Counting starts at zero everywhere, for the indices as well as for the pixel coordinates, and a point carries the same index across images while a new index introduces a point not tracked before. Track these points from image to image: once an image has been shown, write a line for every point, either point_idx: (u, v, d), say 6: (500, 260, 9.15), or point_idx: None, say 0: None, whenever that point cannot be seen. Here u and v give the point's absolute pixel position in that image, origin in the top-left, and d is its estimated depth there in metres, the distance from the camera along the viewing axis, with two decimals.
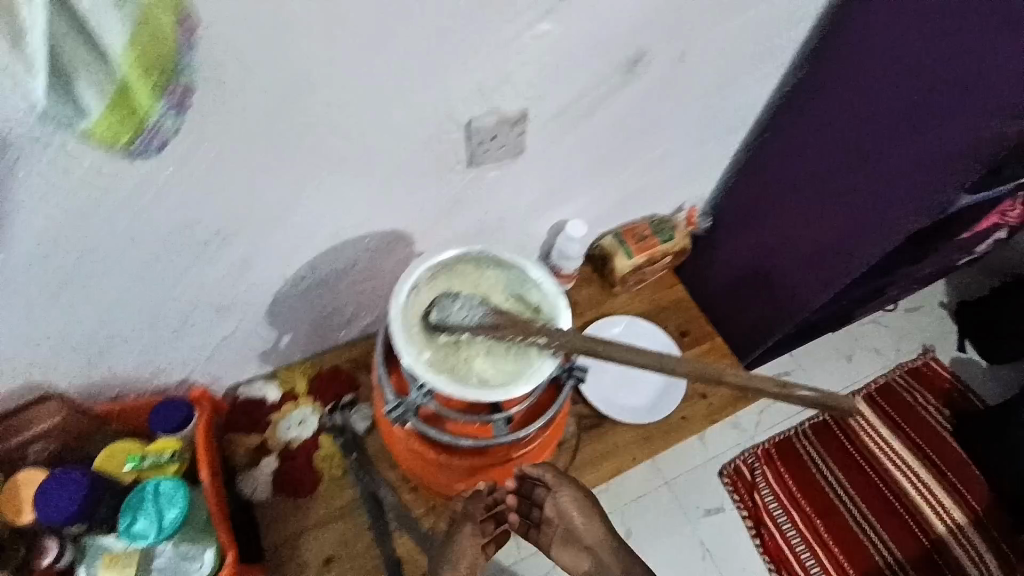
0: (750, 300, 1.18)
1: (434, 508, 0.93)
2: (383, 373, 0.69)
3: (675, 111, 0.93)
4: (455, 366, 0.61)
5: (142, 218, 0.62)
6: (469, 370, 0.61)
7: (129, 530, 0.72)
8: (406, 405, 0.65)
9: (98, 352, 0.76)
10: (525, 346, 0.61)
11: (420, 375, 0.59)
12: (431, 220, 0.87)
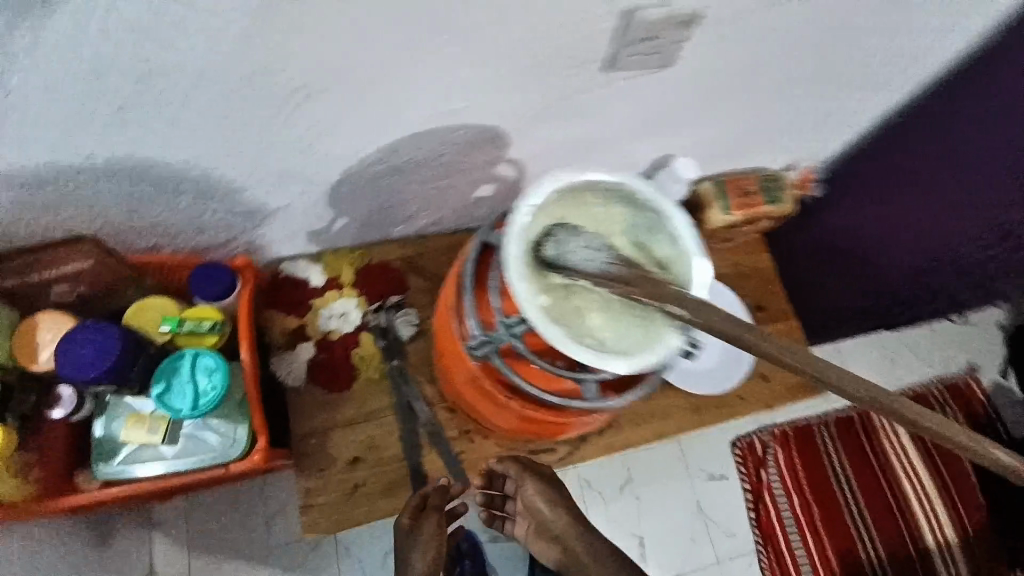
0: (825, 291, 1.09)
1: (467, 432, 0.89)
2: (468, 301, 0.60)
3: (854, 47, 0.75)
4: (567, 317, 0.51)
5: (213, 50, 0.49)
6: (582, 323, 0.51)
7: (163, 398, 0.66)
8: (493, 340, 0.57)
9: (138, 199, 0.66)
10: (651, 311, 0.51)
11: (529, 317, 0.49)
12: (536, 123, 0.72)
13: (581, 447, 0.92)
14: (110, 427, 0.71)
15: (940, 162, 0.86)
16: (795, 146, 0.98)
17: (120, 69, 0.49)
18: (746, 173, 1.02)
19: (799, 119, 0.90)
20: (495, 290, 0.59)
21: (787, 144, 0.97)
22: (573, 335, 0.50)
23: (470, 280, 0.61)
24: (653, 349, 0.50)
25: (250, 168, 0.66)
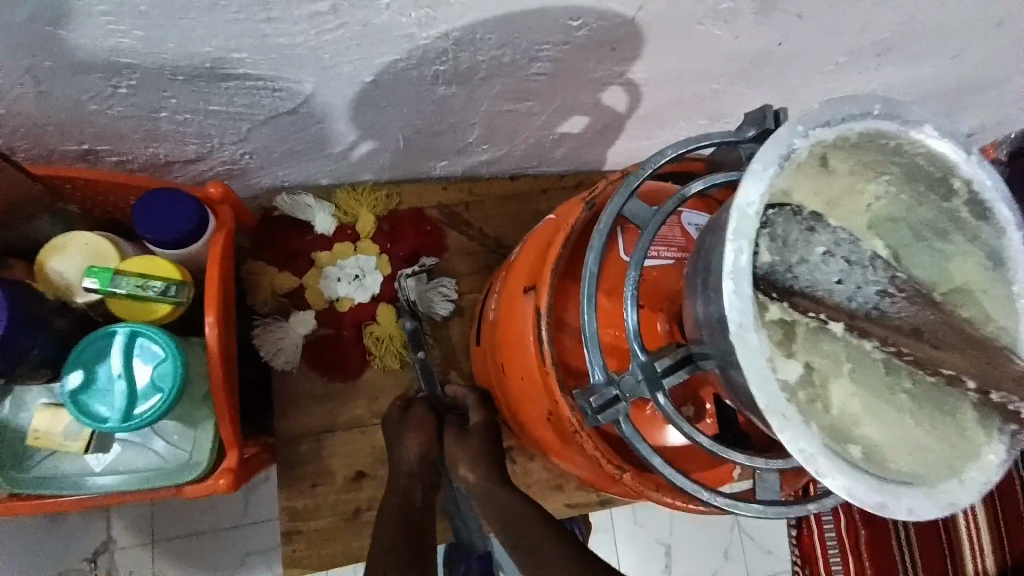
0: None
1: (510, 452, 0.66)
2: (585, 317, 0.35)
3: None
4: (809, 398, 0.26)
5: None
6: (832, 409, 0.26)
7: (77, 399, 0.43)
8: (622, 393, 0.34)
9: (51, 75, 0.40)
10: (954, 398, 0.27)
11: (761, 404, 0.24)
12: (697, 19, 0.45)
13: None
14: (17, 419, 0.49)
15: None
16: (1001, 107, 0.71)
17: None
18: None
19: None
20: (633, 305, 0.34)
21: (989, 107, 0.70)
22: (833, 443, 0.25)
23: (590, 283, 0.36)
24: (970, 475, 0.26)
25: (236, 39, 0.39)
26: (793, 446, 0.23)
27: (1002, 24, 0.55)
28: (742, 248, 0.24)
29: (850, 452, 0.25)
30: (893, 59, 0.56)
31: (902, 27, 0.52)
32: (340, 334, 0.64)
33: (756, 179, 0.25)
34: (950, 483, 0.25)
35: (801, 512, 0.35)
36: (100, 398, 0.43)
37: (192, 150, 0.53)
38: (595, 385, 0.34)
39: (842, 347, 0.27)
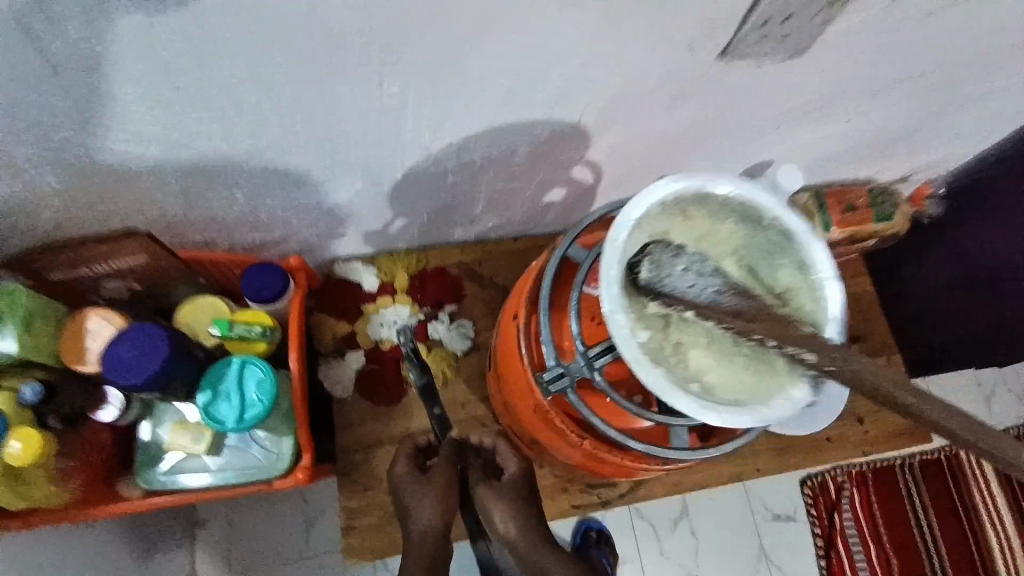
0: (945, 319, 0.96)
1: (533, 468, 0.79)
2: (544, 325, 0.52)
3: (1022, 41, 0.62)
4: (669, 357, 0.42)
5: (280, 24, 0.43)
6: (685, 365, 0.42)
7: (207, 408, 0.62)
8: (570, 374, 0.50)
9: (195, 190, 0.62)
10: (769, 354, 0.41)
11: (626, 355, 0.40)
12: (628, 120, 0.64)
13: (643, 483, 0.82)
14: (155, 433, 0.69)
15: None
16: (917, 157, 0.86)
17: (180, 41, 0.43)
18: (849, 186, 0.90)
19: (940, 123, 0.77)
20: (574, 314, 0.51)
21: (909, 156, 0.85)
22: (679, 381, 0.41)
23: (546, 302, 0.53)
24: (777, 402, 0.40)
25: (312, 159, 0.60)
26: (645, 379, 0.39)
27: (888, 99, 0.70)
28: (612, 265, 0.42)
29: (688, 386, 0.40)
30: (796, 130, 0.73)
31: (794, 111, 0.69)
32: (382, 368, 0.82)
33: (622, 226, 0.43)
34: (761, 404, 0.40)
35: (704, 455, 0.52)
36: (223, 408, 0.62)
37: (278, 235, 0.74)
38: (549, 367, 0.52)
39: (695, 326, 0.43)
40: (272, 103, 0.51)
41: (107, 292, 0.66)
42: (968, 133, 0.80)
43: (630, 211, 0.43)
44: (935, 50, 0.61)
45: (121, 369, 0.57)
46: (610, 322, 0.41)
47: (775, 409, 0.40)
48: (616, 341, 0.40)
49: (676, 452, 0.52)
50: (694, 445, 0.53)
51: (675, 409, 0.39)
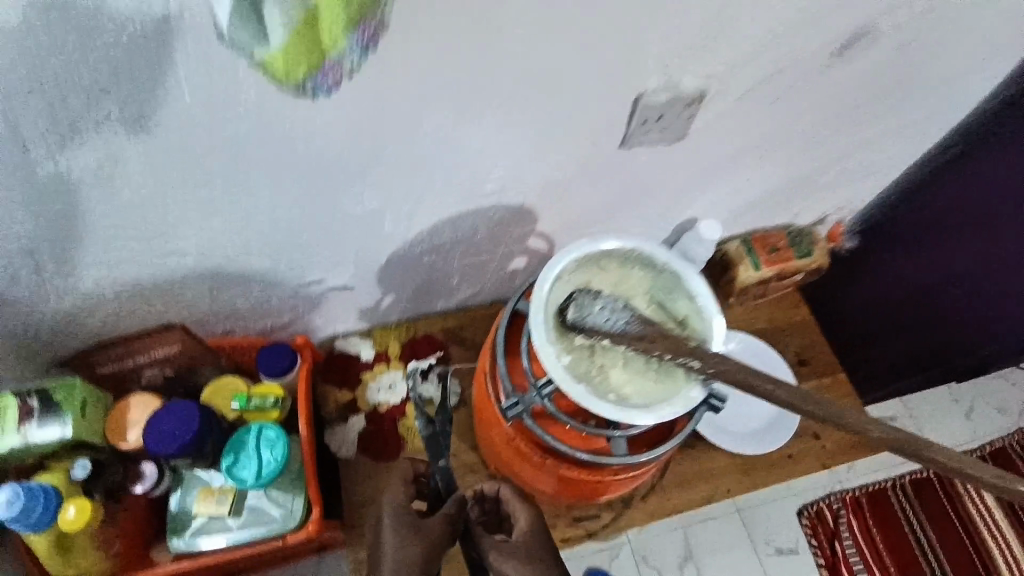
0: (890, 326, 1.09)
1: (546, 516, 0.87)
2: (501, 365, 0.64)
3: (872, 108, 0.78)
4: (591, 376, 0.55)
5: (285, 159, 0.59)
6: (606, 381, 0.54)
7: (230, 471, 0.72)
8: (524, 403, 0.61)
9: (219, 287, 0.76)
10: (670, 366, 0.54)
11: (558, 378, 0.53)
12: (564, 199, 0.79)
13: (625, 512, 0.90)
14: (183, 500, 0.77)
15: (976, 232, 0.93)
16: (825, 203, 1.01)
17: (211, 178, 0.59)
18: (773, 231, 1.05)
19: (830, 176, 0.92)
20: (523, 354, 0.63)
21: (817, 203, 1.00)
22: (598, 393, 0.53)
23: (502, 347, 0.65)
24: (673, 401, 0.53)
25: (312, 253, 0.75)
26: (571, 394, 0.52)
27: (781, 163, 0.85)
28: (542, 309, 0.55)
29: (608, 397, 0.53)
30: (710, 192, 0.88)
31: (703, 180, 0.84)
32: (381, 428, 0.92)
33: (547, 280, 0.57)
34: (661, 405, 0.53)
35: (641, 462, 0.62)
36: (243, 470, 0.72)
37: (286, 318, 0.88)
38: (507, 398, 0.63)
39: (612, 350, 0.56)
40: (280, 213, 0.66)
41: (146, 379, 0.78)
42: (859, 182, 0.96)
43: (551, 266, 0.57)
44: (799, 124, 0.76)
45: (163, 441, 0.69)
46: (541, 353, 0.54)
47: (672, 406, 0.53)
48: (547, 367, 0.53)
49: (617, 460, 0.62)
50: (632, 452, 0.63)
51: (595, 414, 0.52)
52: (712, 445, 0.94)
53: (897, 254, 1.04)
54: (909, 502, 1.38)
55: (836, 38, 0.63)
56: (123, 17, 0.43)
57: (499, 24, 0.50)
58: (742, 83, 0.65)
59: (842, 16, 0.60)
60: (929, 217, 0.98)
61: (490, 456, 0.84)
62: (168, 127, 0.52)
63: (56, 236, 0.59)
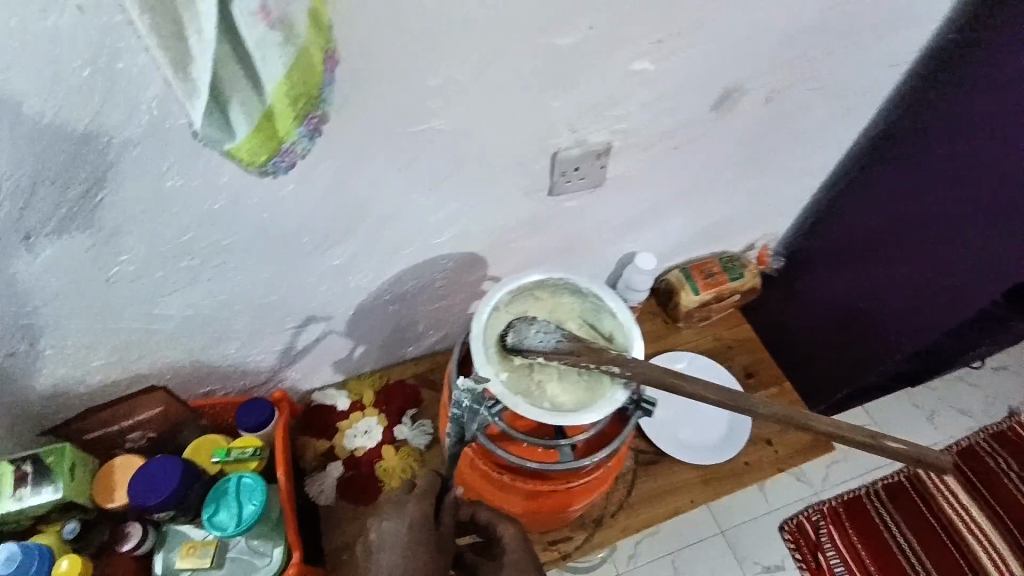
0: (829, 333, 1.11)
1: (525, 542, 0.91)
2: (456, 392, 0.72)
3: (767, 147, 0.90)
4: (530, 390, 0.64)
5: (256, 229, 0.68)
6: (542, 393, 0.63)
7: (211, 519, 0.76)
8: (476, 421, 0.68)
9: (200, 349, 0.83)
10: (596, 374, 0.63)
11: (498, 394, 0.61)
12: (510, 245, 0.89)
13: (597, 533, 0.94)
14: (167, 560, 0.79)
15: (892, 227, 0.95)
16: (750, 232, 1.12)
17: (191, 250, 0.68)
18: (708, 258, 1.15)
19: (748, 206, 1.03)
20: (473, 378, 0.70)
21: (743, 232, 1.11)
22: (536, 404, 0.62)
23: (456, 375, 0.73)
24: (601, 404, 0.62)
25: (284, 311, 0.83)
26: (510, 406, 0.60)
27: (701, 201, 0.97)
28: (482, 337, 0.64)
29: (543, 406, 0.61)
30: (642, 231, 0.99)
31: (632, 220, 0.95)
32: (359, 473, 0.97)
33: (486, 311, 0.66)
34: (591, 408, 0.61)
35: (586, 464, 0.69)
36: (222, 517, 0.77)
37: (264, 376, 0.94)
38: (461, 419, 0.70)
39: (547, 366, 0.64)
40: (254, 277, 0.75)
41: (131, 442, 0.84)
42: (775, 212, 1.08)
43: (488, 298, 0.66)
44: (705, 165, 0.88)
45: (147, 494, 0.75)
46: (482, 373, 0.62)
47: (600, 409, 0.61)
48: (488, 385, 0.62)
49: (565, 465, 0.68)
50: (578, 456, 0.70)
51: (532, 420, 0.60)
52: (673, 460, 1.00)
53: (823, 265, 1.11)
54: (886, 509, 1.44)
55: (712, 93, 0.75)
56: (114, 124, 0.53)
57: (424, 104, 0.61)
58: (642, 134, 0.77)
59: (714, 77, 0.73)
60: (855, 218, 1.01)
61: None
62: (152, 210, 0.61)
63: (52, 311, 0.67)
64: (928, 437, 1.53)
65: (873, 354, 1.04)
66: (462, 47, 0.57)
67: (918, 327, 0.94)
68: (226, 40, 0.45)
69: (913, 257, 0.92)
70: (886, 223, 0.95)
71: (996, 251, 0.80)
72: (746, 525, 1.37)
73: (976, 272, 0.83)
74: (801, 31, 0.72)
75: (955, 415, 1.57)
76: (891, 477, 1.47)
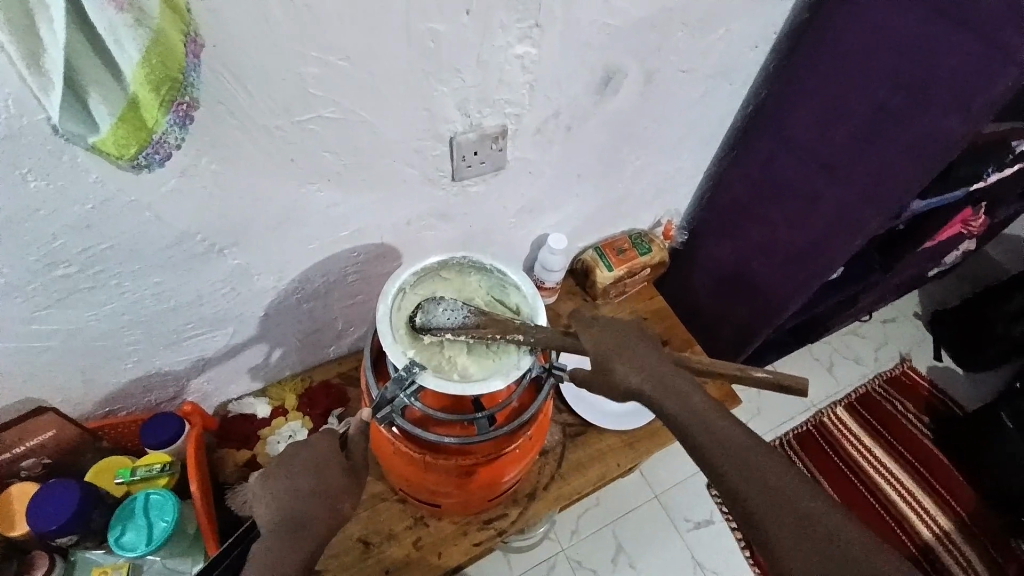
0: (727, 295, 1.23)
1: (463, 531, 0.93)
2: (369, 379, 0.72)
3: (654, 126, 0.96)
4: (439, 365, 0.65)
5: (141, 231, 0.65)
6: (453, 367, 0.65)
7: (118, 540, 0.73)
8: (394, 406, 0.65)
9: (93, 366, 0.77)
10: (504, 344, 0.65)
11: (408, 372, 0.62)
12: (421, 235, 0.90)
13: (530, 507, 0.96)
14: None
15: (765, 189, 1.05)
16: (654, 210, 1.19)
17: (69, 258, 0.63)
18: (617, 236, 1.21)
19: (648, 184, 1.10)
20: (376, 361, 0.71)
21: (646, 207, 1.17)
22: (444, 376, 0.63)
23: (367, 361, 0.73)
24: (508, 372, 0.64)
25: (187, 317, 0.80)
26: (417, 380, 0.62)
27: (602, 181, 1.02)
28: (388, 318, 0.65)
29: (452, 379, 0.63)
30: (550, 212, 1.02)
31: (539, 203, 0.98)
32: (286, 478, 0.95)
33: (390, 293, 0.66)
34: (497, 376, 0.63)
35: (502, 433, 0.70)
36: (130, 537, 0.73)
37: (173, 389, 0.89)
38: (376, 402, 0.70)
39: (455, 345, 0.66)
40: (146, 283, 0.71)
41: (23, 471, 0.77)
42: (673, 188, 1.16)
43: (393, 279, 0.67)
44: (603, 144, 0.93)
45: (41, 523, 0.70)
46: (389, 352, 0.63)
47: (506, 378, 0.63)
48: (395, 364, 0.63)
49: (483, 436, 0.69)
50: (495, 427, 0.71)
51: (442, 393, 0.61)
52: (599, 428, 1.05)
53: (717, 233, 1.19)
54: (801, 457, 1.58)
55: (595, 75, 0.80)
56: None
57: (308, 92, 0.61)
58: (535, 117, 0.81)
59: (594, 59, 0.78)
60: (733, 183, 1.11)
61: (395, 482, 0.87)
62: (15, 216, 0.57)
63: None
64: (832, 386, 1.69)
65: (764, 308, 1.16)
66: (339, 34, 0.58)
67: (792, 280, 1.07)
68: (78, 28, 0.42)
69: (787, 219, 1.03)
70: (762, 189, 1.05)
71: (851, 210, 0.92)
72: (675, 486, 1.47)
73: (836, 228, 0.96)
74: (668, 14, 0.78)
75: (855, 364, 1.74)
76: (800, 426, 1.62)
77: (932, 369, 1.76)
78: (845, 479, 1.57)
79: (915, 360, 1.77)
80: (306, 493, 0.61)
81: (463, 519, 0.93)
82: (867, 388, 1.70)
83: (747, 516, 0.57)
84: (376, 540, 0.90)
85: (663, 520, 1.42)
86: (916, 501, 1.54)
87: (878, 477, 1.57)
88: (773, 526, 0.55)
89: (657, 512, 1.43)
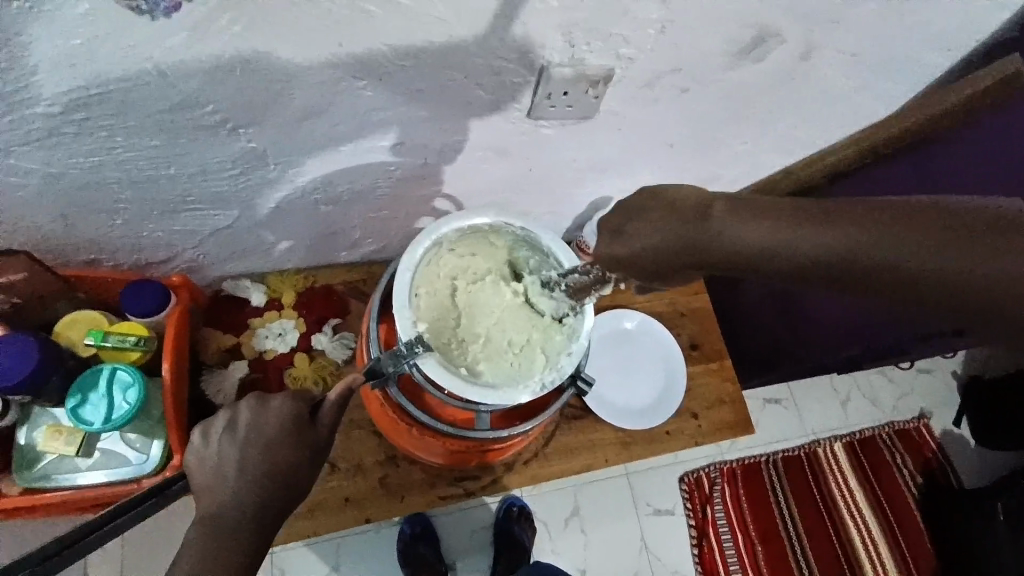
0: None
1: (434, 478, 0.90)
2: (372, 329, 0.63)
3: (782, 109, 0.77)
4: (449, 349, 0.57)
5: (138, 87, 0.52)
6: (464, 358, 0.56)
7: (76, 411, 0.71)
8: (388, 375, 0.57)
9: (76, 215, 0.68)
10: (530, 352, 0.58)
11: (412, 347, 0.53)
12: (469, 163, 0.76)
13: (504, 478, 0.92)
14: (31, 437, 0.74)
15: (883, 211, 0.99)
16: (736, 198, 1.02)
17: (47, 95, 0.51)
18: None
19: (738, 173, 0.92)
20: (374, 317, 0.63)
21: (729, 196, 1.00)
22: (450, 368, 0.55)
23: (375, 307, 0.64)
24: (523, 387, 0.55)
25: (186, 189, 0.69)
26: (416, 362, 0.54)
27: (697, 157, 0.85)
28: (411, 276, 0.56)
29: (458, 371, 0.55)
30: (622, 174, 0.85)
31: (615, 162, 0.81)
32: (265, 375, 0.91)
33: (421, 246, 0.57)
34: (505, 389, 0.55)
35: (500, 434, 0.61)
36: (90, 410, 0.71)
37: (164, 255, 0.81)
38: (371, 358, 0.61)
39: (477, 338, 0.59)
40: (140, 144, 0.60)
41: None
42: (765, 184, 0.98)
43: (431, 232, 0.57)
44: (713, 118, 0.76)
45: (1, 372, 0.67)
46: (399, 317, 0.54)
47: (515, 395, 0.54)
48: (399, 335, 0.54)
49: (478, 432, 0.61)
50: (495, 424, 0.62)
51: (442, 385, 0.53)
52: (596, 418, 0.98)
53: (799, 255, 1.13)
54: (781, 478, 1.54)
55: (745, 33, 0.61)
56: None
57: None
58: (649, 66, 0.63)
59: (753, 12, 0.58)
60: None
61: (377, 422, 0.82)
62: None
63: None
64: (840, 423, 1.61)
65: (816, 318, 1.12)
66: None
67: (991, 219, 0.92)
68: None
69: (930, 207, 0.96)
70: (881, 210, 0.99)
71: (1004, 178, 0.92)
72: (648, 472, 1.44)
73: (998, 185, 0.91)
74: None
75: (873, 409, 1.64)
76: (793, 450, 1.56)
77: (948, 433, 1.67)
78: (814, 512, 1.53)
79: (933, 421, 1.67)
80: (252, 456, 0.56)
81: (435, 470, 0.89)
82: (874, 433, 1.61)
83: (923, 280, 0.47)
84: (341, 465, 0.87)
85: (627, 501, 1.40)
86: (878, 555, 1.51)
87: (849, 520, 1.53)
88: (929, 254, 0.47)
89: (624, 491, 1.40)
